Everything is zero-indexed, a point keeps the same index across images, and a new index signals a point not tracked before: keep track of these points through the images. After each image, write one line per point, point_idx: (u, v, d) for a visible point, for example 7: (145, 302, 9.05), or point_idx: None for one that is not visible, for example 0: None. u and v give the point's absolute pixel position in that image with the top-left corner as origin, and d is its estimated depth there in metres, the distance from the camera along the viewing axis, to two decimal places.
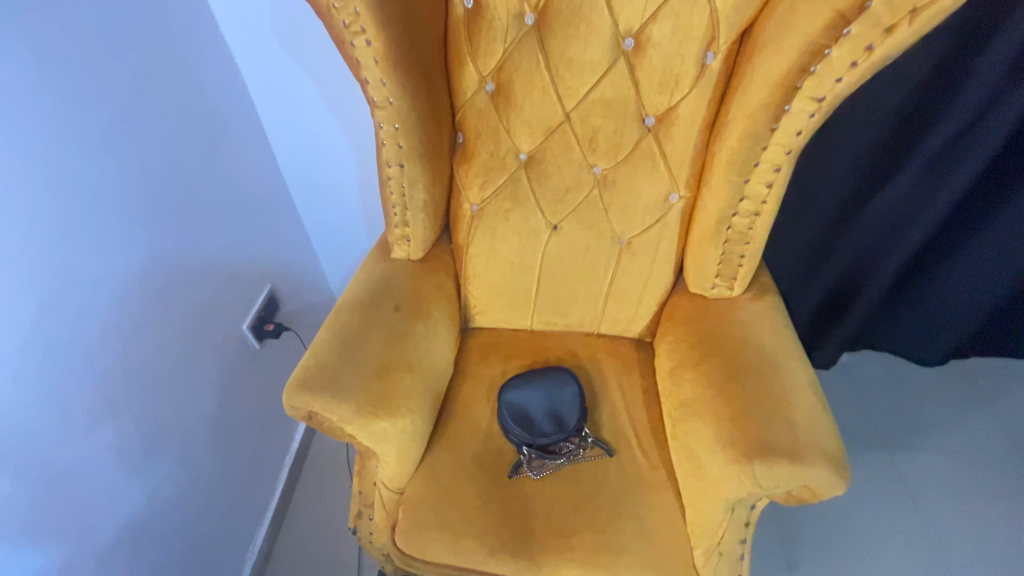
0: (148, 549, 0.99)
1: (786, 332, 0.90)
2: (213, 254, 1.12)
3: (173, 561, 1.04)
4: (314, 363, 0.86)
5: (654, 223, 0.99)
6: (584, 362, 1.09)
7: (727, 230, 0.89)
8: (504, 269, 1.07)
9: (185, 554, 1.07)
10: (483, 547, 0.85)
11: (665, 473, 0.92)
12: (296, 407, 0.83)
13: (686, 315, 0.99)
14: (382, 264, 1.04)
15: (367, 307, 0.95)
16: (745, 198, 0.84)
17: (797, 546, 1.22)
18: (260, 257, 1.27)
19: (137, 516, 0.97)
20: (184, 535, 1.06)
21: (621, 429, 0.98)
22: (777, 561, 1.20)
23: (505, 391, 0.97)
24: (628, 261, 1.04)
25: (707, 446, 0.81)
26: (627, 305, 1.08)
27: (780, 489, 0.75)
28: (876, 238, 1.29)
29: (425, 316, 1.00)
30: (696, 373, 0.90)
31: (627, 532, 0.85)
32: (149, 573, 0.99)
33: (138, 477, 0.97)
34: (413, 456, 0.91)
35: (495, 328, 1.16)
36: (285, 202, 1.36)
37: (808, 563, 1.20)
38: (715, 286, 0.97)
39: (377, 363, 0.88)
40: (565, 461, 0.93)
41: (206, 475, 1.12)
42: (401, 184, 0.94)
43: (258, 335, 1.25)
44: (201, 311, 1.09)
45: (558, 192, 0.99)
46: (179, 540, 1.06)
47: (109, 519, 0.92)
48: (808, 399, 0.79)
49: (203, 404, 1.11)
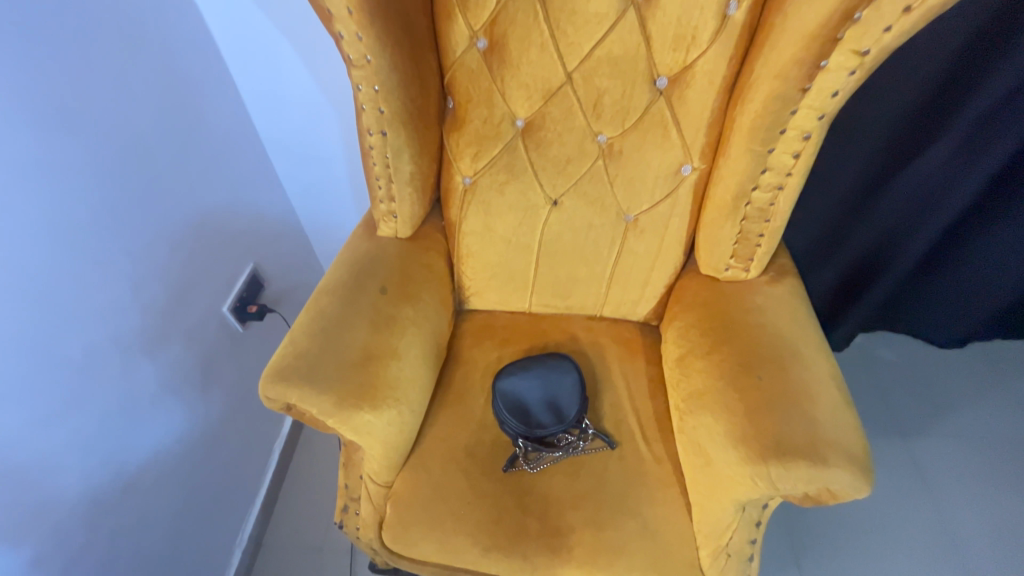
0: (126, 545, 0.95)
1: (806, 318, 0.82)
2: (189, 234, 1.04)
3: (152, 553, 1.00)
4: (292, 351, 0.79)
5: (663, 198, 0.90)
6: (585, 347, 1.02)
7: (746, 206, 0.80)
8: (500, 248, 0.99)
9: (168, 548, 1.03)
10: (475, 546, 0.80)
11: (670, 467, 0.86)
12: (272, 398, 0.77)
13: (696, 299, 0.92)
14: (367, 243, 0.96)
15: (350, 289, 0.88)
16: (768, 170, 0.75)
17: (803, 536, 1.18)
18: (241, 235, 1.19)
19: (111, 511, 0.92)
20: (165, 529, 1.02)
21: (624, 420, 0.92)
22: (783, 551, 1.16)
23: (500, 379, 0.91)
24: (634, 240, 0.95)
25: (718, 443, 0.75)
26: (633, 287, 1.01)
27: (797, 491, 0.69)
28: (902, 215, 1.20)
29: (414, 299, 0.92)
30: (707, 362, 0.83)
31: (628, 532, 0.80)
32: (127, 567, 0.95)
33: (113, 473, 0.92)
34: (400, 449, 0.85)
35: (491, 311, 1.09)
36: (268, 177, 1.26)
37: (815, 553, 1.16)
38: (730, 268, 0.88)
39: (360, 351, 0.82)
40: (563, 454, 0.87)
41: (187, 467, 1.07)
42: (384, 155, 0.86)
43: (241, 318, 1.19)
44: (176, 296, 1.02)
45: (558, 163, 0.90)
46: (160, 535, 1.01)
47: (82, 517, 0.87)
48: (829, 393, 0.73)
49: (183, 394, 1.05)
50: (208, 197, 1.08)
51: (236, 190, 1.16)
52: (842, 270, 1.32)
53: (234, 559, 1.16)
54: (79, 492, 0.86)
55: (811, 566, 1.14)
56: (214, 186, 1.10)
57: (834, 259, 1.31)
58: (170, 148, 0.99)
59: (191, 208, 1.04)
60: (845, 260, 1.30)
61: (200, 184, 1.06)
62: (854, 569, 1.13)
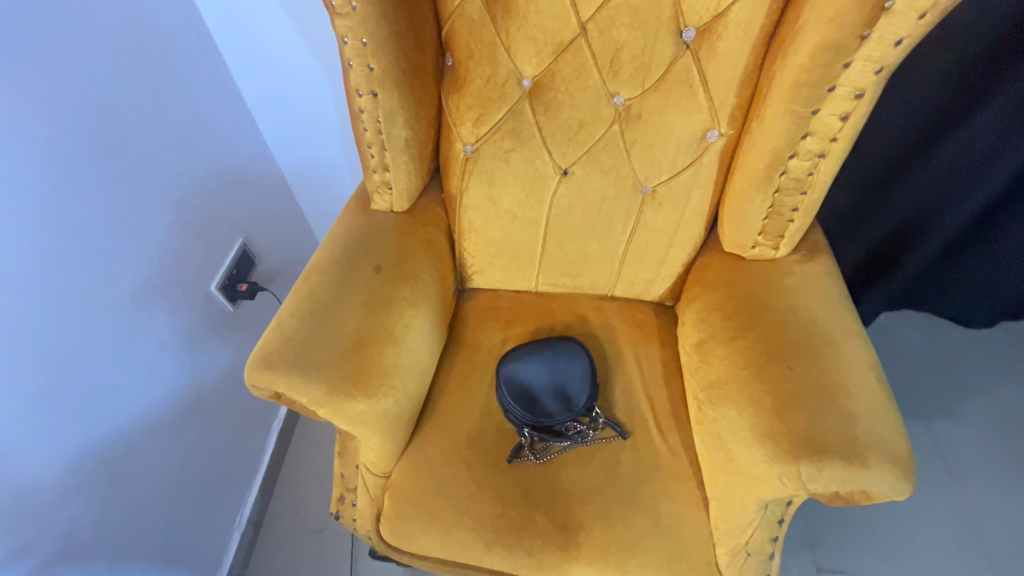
0: (120, 540, 0.90)
1: (842, 301, 0.75)
2: (169, 209, 0.96)
3: (151, 541, 0.96)
4: (279, 336, 0.73)
5: (685, 168, 0.82)
6: (595, 329, 0.95)
7: (780, 175, 0.71)
8: (504, 222, 0.91)
9: (164, 540, 0.99)
10: (478, 542, 0.75)
11: (686, 460, 0.80)
12: (259, 386, 0.71)
13: (719, 279, 0.84)
14: (360, 217, 0.89)
15: (343, 268, 0.81)
16: (809, 135, 0.66)
17: (818, 523, 1.13)
18: (229, 207, 1.11)
19: (103, 500, 0.87)
20: (161, 522, 0.98)
21: (637, 407, 0.86)
22: (798, 538, 1.11)
23: (505, 363, 0.85)
24: (651, 215, 0.87)
25: (742, 437, 0.69)
26: (648, 266, 0.93)
27: (829, 491, 0.63)
28: (942, 185, 1.07)
29: (412, 278, 0.86)
30: (730, 348, 0.76)
31: (641, 528, 0.75)
32: (124, 557, 0.91)
33: (102, 466, 0.86)
34: (397, 439, 0.80)
35: (494, 291, 1.02)
36: (257, 147, 1.17)
37: (830, 540, 1.11)
38: (757, 245, 0.80)
39: (354, 335, 0.76)
40: (571, 444, 0.82)
41: (182, 458, 1.02)
42: (376, 119, 0.77)
43: (230, 297, 1.11)
44: (158, 277, 0.95)
45: (569, 129, 0.82)
46: (156, 528, 0.97)
47: (70, 514, 0.82)
48: (868, 386, 0.66)
49: (172, 382, 0.99)
50: (188, 169, 1.00)
51: (220, 162, 1.07)
52: (870, 245, 1.21)
53: (234, 542, 1.13)
54: (65, 489, 0.80)
55: (826, 553, 1.09)
56: (194, 158, 1.01)
57: (862, 232, 1.20)
58: (143, 114, 0.90)
59: (169, 181, 0.96)
60: (874, 234, 1.18)
61: (178, 154, 0.97)
62: (871, 555, 1.09)
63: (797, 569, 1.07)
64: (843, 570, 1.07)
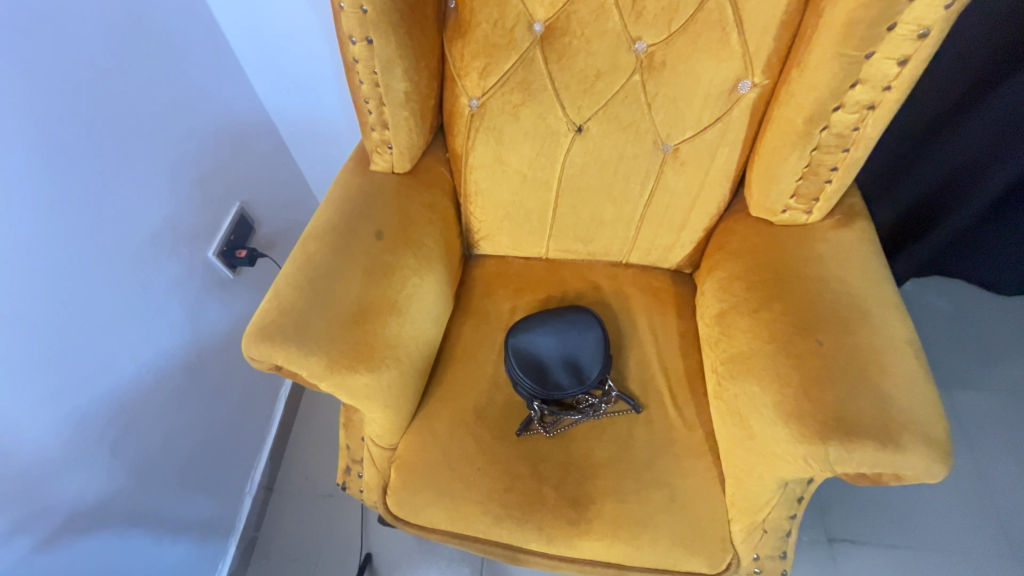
0: (125, 513, 0.89)
1: (880, 271, 0.69)
2: (160, 173, 0.90)
3: (162, 509, 0.96)
4: (276, 307, 0.70)
5: (712, 123, 0.75)
6: (609, 298, 0.90)
7: (821, 131, 0.64)
8: (513, 184, 0.85)
9: (173, 511, 0.98)
10: (487, 516, 0.74)
11: (702, 435, 0.77)
12: (258, 358, 0.68)
13: (745, 245, 0.78)
14: (360, 179, 0.83)
15: (342, 234, 0.76)
16: (859, 84, 0.59)
17: (830, 492, 1.11)
18: (225, 169, 1.04)
19: (109, 473, 0.86)
20: (168, 494, 0.97)
21: (652, 380, 0.82)
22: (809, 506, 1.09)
23: (514, 334, 0.81)
24: (672, 175, 0.80)
25: (765, 414, 0.65)
26: (667, 231, 0.87)
27: (856, 473, 0.60)
28: (984, 144, 0.95)
29: (415, 246, 0.81)
30: (754, 320, 0.71)
31: (654, 504, 0.73)
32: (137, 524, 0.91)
33: (106, 439, 0.85)
34: (403, 412, 0.77)
35: (503, 257, 0.97)
36: (250, 105, 1.09)
37: (842, 509, 1.09)
38: (788, 209, 0.74)
39: (354, 306, 0.72)
40: (582, 418, 0.79)
41: (187, 431, 1.00)
42: (372, 69, 0.70)
43: (229, 264, 1.07)
44: (152, 245, 0.90)
45: (585, 79, 0.74)
46: (163, 500, 0.96)
47: (72, 487, 0.80)
48: (905, 363, 0.61)
49: (172, 355, 0.96)
50: (177, 131, 0.93)
51: (211, 122, 1.00)
52: (900, 210, 1.12)
53: (245, 506, 1.13)
54: (69, 464, 0.79)
55: (837, 522, 1.08)
56: (183, 118, 0.94)
57: (895, 195, 1.11)
58: (124, 66, 0.83)
59: (158, 143, 0.90)
60: (906, 196, 1.09)
61: (165, 113, 0.90)
62: (884, 526, 1.07)
63: (809, 537, 1.06)
64: (854, 540, 1.06)
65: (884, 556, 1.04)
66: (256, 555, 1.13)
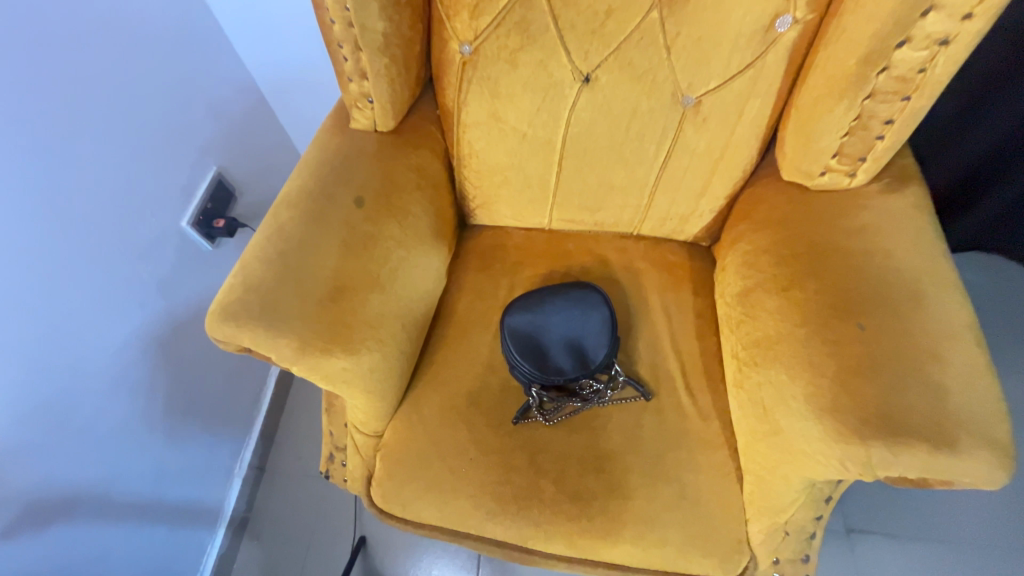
0: (100, 500, 0.84)
1: (935, 244, 0.59)
2: (121, 130, 0.81)
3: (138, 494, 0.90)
4: (241, 282, 0.61)
5: (742, 70, 0.64)
6: (617, 273, 0.82)
7: (879, 74, 0.53)
8: (510, 144, 0.75)
9: (153, 495, 0.93)
10: (479, 509, 0.68)
11: (718, 425, 0.70)
12: (222, 339, 0.60)
13: (774, 214, 0.69)
14: (339, 138, 0.74)
15: (318, 201, 0.68)
16: (934, 11, 0.48)
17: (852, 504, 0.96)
18: (197, 129, 0.94)
19: (76, 459, 0.79)
20: (147, 478, 0.92)
21: (663, 364, 0.74)
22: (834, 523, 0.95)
23: (511, 313, 0.72)
24: (692, 133, 0.70)
25: (794, 407, 0.57)
26: (684, 198, 0.77)
27: (900, 478, 0.52)
28: None
29: (400, 214, 0.72)
30: (784, 300, 0.62)
31: (663, 500, 0.66)
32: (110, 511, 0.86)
33: (72, 424, 0.78)
34: (387, 398, 0.70)
35: (501, 228, 0.88)
36: (224, 56, 0.98)
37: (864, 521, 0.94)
38: (828, 171, 0.63)
39: (330, 282, 0.64)
40: (585, 405, 0.72)
41: (165, 415, 0.93)
42: (343, 5, 0.60)
43: (207, 234, 0.98)
44: (116, 212, 0.81)
45: (593, 18, 0.64)
46: (141, 485, 0.91)
47: (38, 475, 0.74)
48: (963, 352, 0.52)
49: (146, 334, 0.88)
50: (137, 85, 0.82)
51: (177, 75, 0.89)
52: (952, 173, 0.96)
53: (234, 487, 1.09)
54: (31, 451, 0.73)
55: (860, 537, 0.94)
56: (143, 70, 0.83)
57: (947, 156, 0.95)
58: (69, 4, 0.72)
59: (115, 95, 0.79)
60: (961, 156, 0.93)
61: (122, 62, 0.80)
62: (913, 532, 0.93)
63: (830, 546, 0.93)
64: (877, 533, 0.93)
65: (906, 546, 0.92)
66: (248, 534, 1.09)
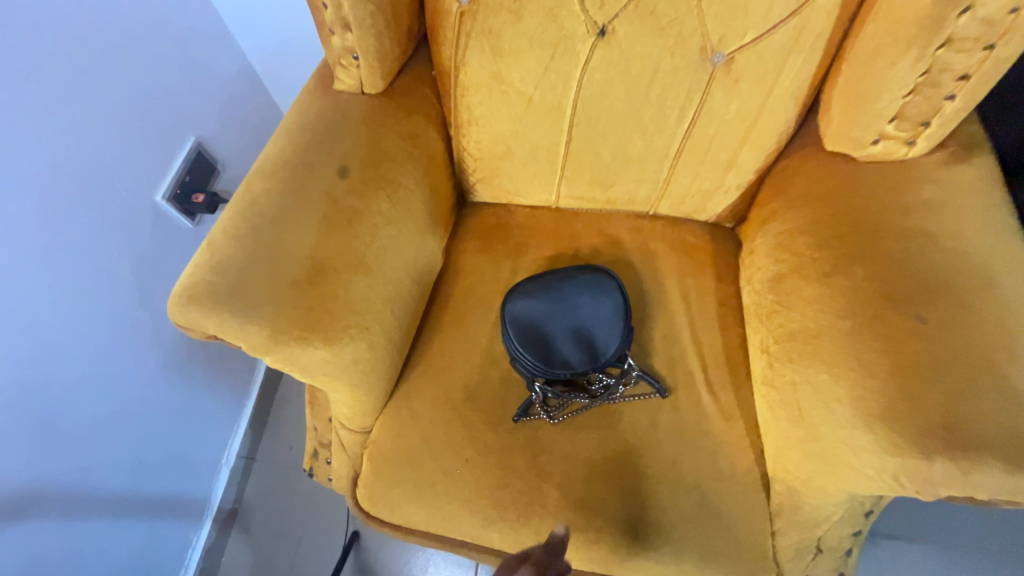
0: (77, 502, 0.77)
1: (1008, 225, 0.51)
2: (88, 92, 0.72)
3: (119, 492, 0.84)
4: (207, 262, 0.54)
5: (785, 19, 0.55)
6: (630, 256, 0.74)
7: (960, 16, 0.45)
8: (515, 109, 0.67)
9: (136, 493, 0.87)
10: (474, 516, 0.61)
11: (742, 427, 0.62)
12: (186, 325, 0.53)
13: (814, 189, 0.60)
14: (321, 101, 0.66)
15: (296, 171, 0.60)
16: None
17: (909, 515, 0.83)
18: (175, 93, 0.85)
19: (49, 457, 0.72)
20: (129, 476, 0.85)
21: (681, 357, 0.67)
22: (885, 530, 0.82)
23: (512, 299, 0.65)
24: (721, 97, 0.62)
25: (839, 412, 0.50)
26: (709, 172, 0.69)
27: (966, 497, 0.44)
28: None
29: (389, 187, 0.64)
30: (825, 288, 0.54)
31: (680, 510, 0.59)
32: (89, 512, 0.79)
33: (40, 421, 0.70)
34: (374, 391, 0.64)
35: (503, 205, 0.80)
36: (204, 13, 0.88)
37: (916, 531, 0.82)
38: (882, 139, 0.55)
39: (308, 262, 0.56)
40: (594, 402, 0.64)
41: (148, 408, 0.86)
42: None
43: (185, 210, 0.89)
44: (84, 185, 0.73)
45: None
46: (123, 484, 0.84)
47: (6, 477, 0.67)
48: None
49: (122, 320, 0.80)
50: (103, 41, 0.73)
51: (149, 31, 0.80)
52: None
53: (222, 478, 1.04)
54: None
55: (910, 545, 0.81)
56: (110, 23, 0.74)
57: None
58: None
59: (79, 51, 0.70)
60: None
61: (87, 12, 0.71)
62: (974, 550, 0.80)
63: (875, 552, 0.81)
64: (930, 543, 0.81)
65: (953, 558, 0.80)
66: (237, 528, 1.05)
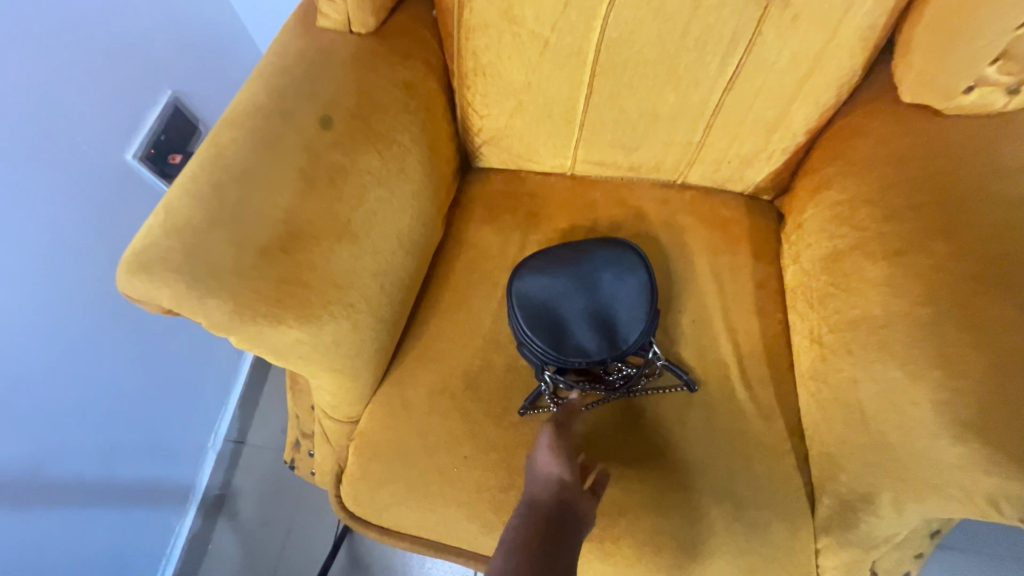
0: (41, 492, 0.70)
1: None
2: (47, 31, 0.62)
3: (91, 481, 0.77)
4: (162, 224, 0.46)
5: None
6: (655, 230, 0.64)
7: None
8: (530, 54, 0.57)
9: (110, 482, 0.80)
10: (474, 520, 0.54)
11: (783, 428, 0.54)
12: (140, 297, 0.46)
13: (883, 152, 0.51)
14: (301, 40, 0.56)
15: (270, 120, 0.51)
16: None
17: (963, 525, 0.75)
18: (151, 38, 0.75)
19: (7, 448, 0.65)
20: (103, 464, 0.78)
21: (713, 346, 0.58)
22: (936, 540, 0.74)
23: (519, 275, 0.56)
24: (774, 39, 0.52)
25: (916, 416, 0.43)
26: (752, 133, 0.59)
27: None
28: None
29: (381, 142, 0.55)
30: (896, 267, 0.46)
31: (711, 521, 0.51)
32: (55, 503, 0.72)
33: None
34: (360, 377, 0.56)
35: (510, 171, 0.71)
36: None
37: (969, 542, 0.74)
38: (979, 86, 0.46)
39: (282, 227, 0.48)
40: (613, 396, 0.56)
41: (123, 391, 0.78)
42: None
43: (161, 171, 0.79)
44: (44, 141, 0.63)
45: None
46: (95, 472, 0.77)
47: None
48: None
49: (90, 295, 0.71)
50: None
51: None
52: None
53: (207, 463, 0.97)
54: None
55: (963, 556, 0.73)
56: None
57: None
58: None
59: None
60: None
61: None
62: None
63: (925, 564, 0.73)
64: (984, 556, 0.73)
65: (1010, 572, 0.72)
66: (224, 515, 0.98)
